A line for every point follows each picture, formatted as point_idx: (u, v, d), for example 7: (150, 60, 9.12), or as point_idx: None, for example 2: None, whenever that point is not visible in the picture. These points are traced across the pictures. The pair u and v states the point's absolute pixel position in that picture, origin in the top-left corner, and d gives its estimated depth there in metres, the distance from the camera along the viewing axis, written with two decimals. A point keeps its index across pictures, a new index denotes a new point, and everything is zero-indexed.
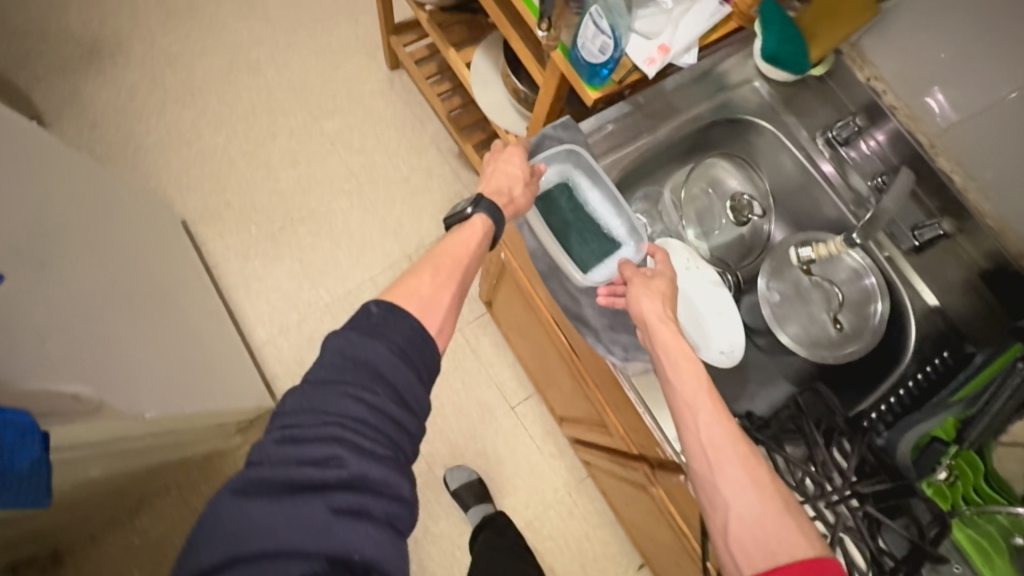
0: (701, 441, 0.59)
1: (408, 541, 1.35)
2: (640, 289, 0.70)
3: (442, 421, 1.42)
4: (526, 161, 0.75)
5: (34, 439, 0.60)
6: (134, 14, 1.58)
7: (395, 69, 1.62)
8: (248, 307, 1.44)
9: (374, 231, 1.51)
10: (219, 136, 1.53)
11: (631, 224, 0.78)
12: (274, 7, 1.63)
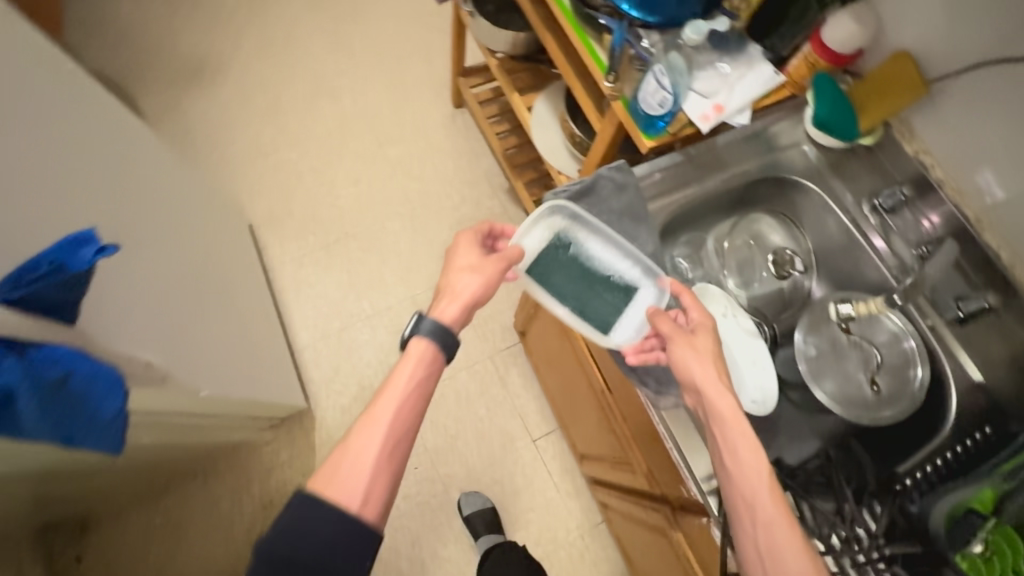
0: (747, 508, 0.61)
1: (415, 561, 1.35)
2: (677, 347, 0.71)
3: (463, 444, 1.43)
4: (471, 245, 0.76)
5: (116, 390, 0.59)
6: (236, 40, 1.78)
7: (459, 107, 1.75)
8: (296, 310, 1.52)
9: (421, 253, 1.59)
10: (294, 152, 1.67)
11: (644, 267, 0.80)
12: (358, 44, 1.81)
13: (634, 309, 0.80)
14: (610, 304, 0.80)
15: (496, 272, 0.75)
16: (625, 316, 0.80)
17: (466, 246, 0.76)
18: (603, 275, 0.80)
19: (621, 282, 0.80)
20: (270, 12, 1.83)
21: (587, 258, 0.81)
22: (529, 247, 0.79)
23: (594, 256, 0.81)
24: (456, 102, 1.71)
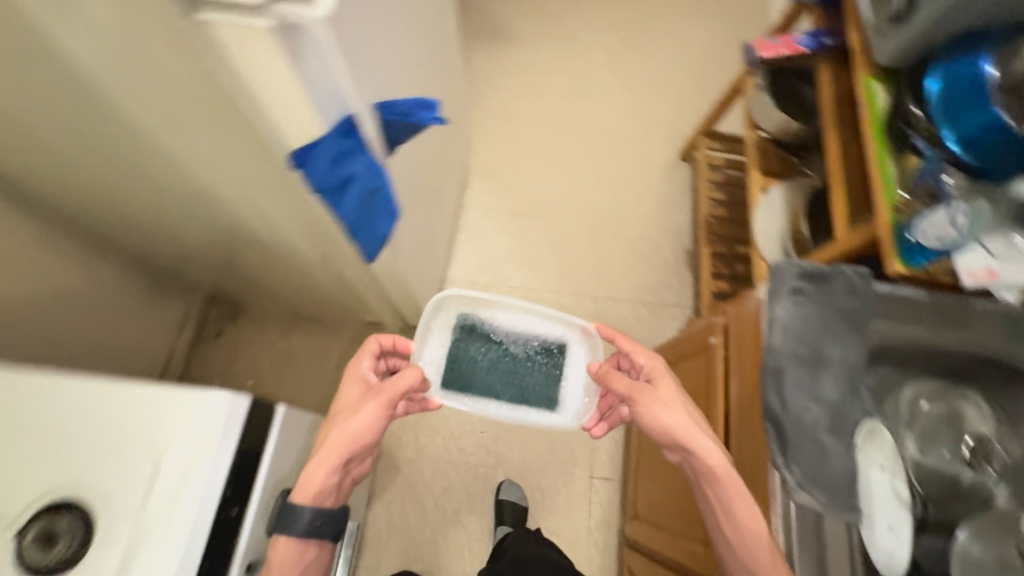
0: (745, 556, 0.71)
1: (437, 508, 1.40)
2: (651, 400, 0.81)
3: (530, 440, 1.48)
4: (364, 406, 0.78)
5: (388, 211, 0.74)
6: (537, 18, 2.00)
7: (683, 160, 1.82)
8: (463, 250, 1.69)
9: (584, 262, 1.68)
10: (530, 127, 1.84)
11: (523, 315, 0.95)
12: (629, 67, 1.95)
13: (568, 365, 0.95)
14: (545, 372, 0.93)
15: (393, 391, 0.78)
16: (563, 375, 0.94)
17: (363, 367, 0.87)
18: (529, 347, 0.94)
19: (540, 346, 0.95)
20: (574, 8, 2.03)
21: (492, 328, 0.94)
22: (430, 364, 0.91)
23: (500, 328, 0.94)
24: (684, 154, 1.78)
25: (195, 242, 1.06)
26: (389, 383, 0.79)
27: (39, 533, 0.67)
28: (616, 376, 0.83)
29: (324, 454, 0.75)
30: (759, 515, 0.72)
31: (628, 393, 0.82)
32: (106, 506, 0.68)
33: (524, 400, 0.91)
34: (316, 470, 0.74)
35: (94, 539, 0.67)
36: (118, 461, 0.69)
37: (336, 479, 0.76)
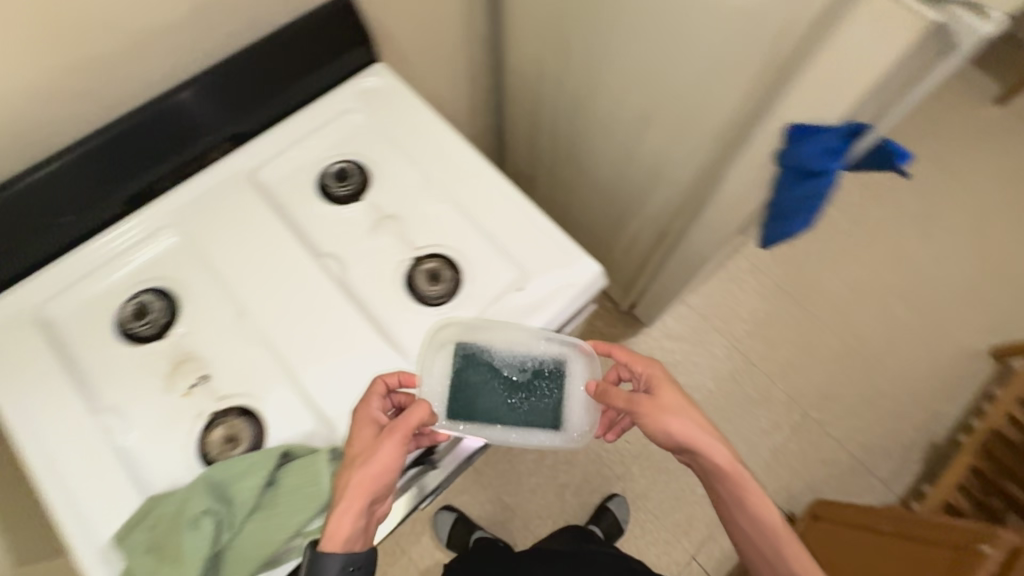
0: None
1: (551, 473, 1.53)
2: (376, 479, 0.60)
3: (659, 485, 1.52)
4: (380, 438, 0.61)
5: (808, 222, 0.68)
6: (924, 143, 1.92)
7: (991, 355, 1.69)
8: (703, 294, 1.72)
9: (819, 381, 1.66)
10: (847, 233, 1.80)
11: (530, 347, 0.73)
12: (997, 244, 1.82)
13: (571, 387, 0.73)
14: (542, 396, 0.72)
15: (409, 428, 0.62)
16: (565, 395, 0.73)
17: (373, 408, 0.64)
18: (513, 373, 0.72)
19: (530, 367, 0.72)
20: (971, 154, 1.91)
21: (492, 350, 0.72)
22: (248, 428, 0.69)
23: (500, 352, 0.72)
24: (997, 354, 1.66)
25: (569, 137, 1.21)
26: (364, 459, 0.60)
27: (410, 262, 0.78)
28: (415, 416, 0.62)
29: (349, 500, 0.59)
30: (769, 501, 0.70)
31: (370, 454, 0.60)
32: (482, 278, 0.77)
33: (530, 421, 0.71)
34: (343, 526, 0.59)
35: (467, 295, 0.76)
36: (482, 257, 0.78)
37: (363, 522, 0.60)
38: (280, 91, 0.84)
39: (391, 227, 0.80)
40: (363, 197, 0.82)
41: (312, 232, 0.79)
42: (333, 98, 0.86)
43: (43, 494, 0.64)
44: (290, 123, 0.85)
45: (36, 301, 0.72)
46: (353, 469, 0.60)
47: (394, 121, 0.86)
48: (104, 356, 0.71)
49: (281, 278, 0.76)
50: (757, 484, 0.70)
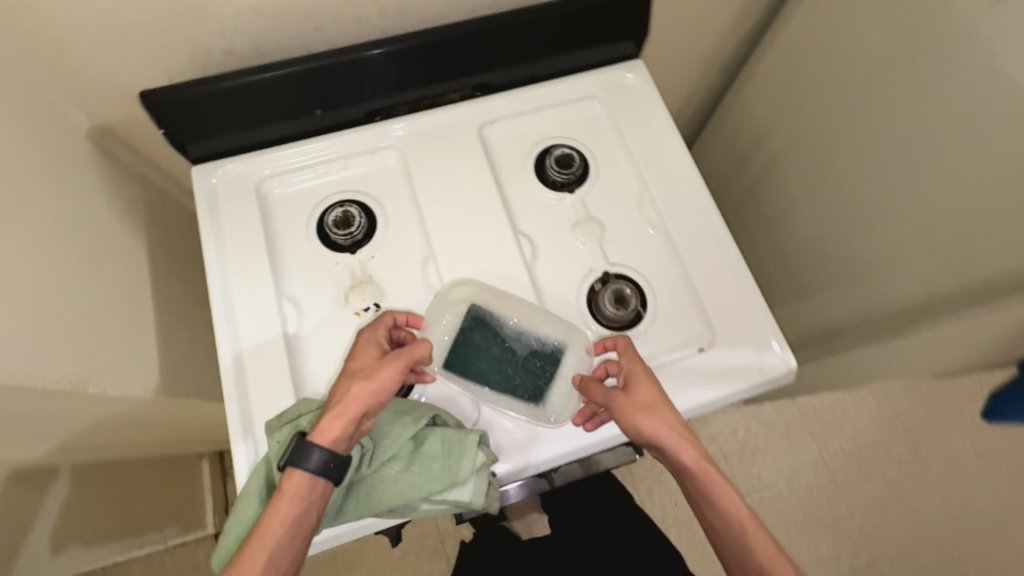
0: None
1: None
2: (371, 395, 0.60)
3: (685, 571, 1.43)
4: (375, 352, 0.64)
5: None
6: None
7: None
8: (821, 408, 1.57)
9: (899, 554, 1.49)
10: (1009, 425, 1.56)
11: (551, 334, 0.69)
12: None
13: (563, 375, 0.69)
14: (534, 374, 0.68)
15: (413, 356, 0.62)
16: (555, 377, 0.68)
17: (378, 333, 0.65)
18: (521, 348, 0.69)
19: (534, 346, 0.69)
20: None
21: (507, 318, 0.69)
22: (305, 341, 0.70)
23: (512, 319, 0.69)
24: None
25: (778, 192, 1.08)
26: (367, 374, 0.61)
27: (600, 275, 0.74)
28: (420, 350, 0.63)
29: (343, 405, 0.59)
30: (737, 495, 0.62)
31: (366, 372, 0.61)
32: (666, 321, 0.73)
33: (512, 392, 0.67)
34: (332, 431, 0.58)
35: (645, 335, 0.72)
36: (673, 302, 0.74)
37: (352, 432, 0.59)
38: (542, 60, 0.80)
39: (593, 230, 0.76)
40: (578, 191, 0.78)
41: (515, 206, 0.77)
42: (583, 81, 0.83)
43: (218, 353, 0.68)
44: (539, 91, 0.82)
45: (264, 172, 0.75)
46: (356, 382, 0.61)
47: (636, 126, 0.82)
48: (302, 248, 0.74)
49: (475, 241, 0.74)
50: (735, 490, 0.62)
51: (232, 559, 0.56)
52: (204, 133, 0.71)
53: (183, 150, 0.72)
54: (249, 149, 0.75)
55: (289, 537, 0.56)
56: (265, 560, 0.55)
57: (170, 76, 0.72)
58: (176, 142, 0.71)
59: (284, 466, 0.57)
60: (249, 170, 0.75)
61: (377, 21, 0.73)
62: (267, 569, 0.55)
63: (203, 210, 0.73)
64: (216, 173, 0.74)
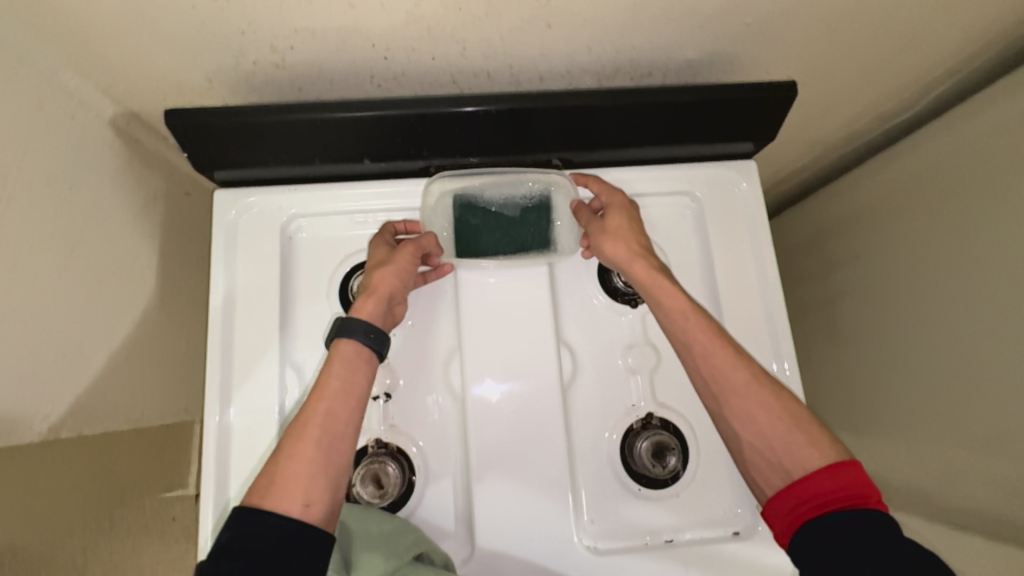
0: (736, 421, 0.54)
1: None
2: (394, 271, 0.60)
3: None
4: (389, 239, 0.64)
5: None
6: None
7: None
8: None
9: None
10: None
11: (526, 181, 0.66)
12: None
13: (562, 217, 0.66)
14: (537, 222, 0.65)
15: (423, 244, 0.62)
16: (556, 222, 0.66)
17: (386, 233, 0.65)
18: (512, 213, 0.65)
19: (524, 203, 0.65)
20: None
21: (478, 186, 0.65)
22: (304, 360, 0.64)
23: (487, 182, 0.65)
24: None
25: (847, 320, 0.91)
26: (385, 256, 0.61)
27: (642, 417, 0.65)
28: (429, 239, 0.62)
29: (370, 287, 0.59)
30: (679, 289, 0.59)
31: (386, 254, 0.61)
32: (703, 491, 0.63)
33: (524, 250, 0.65)
34: (366, 310, 0.57)
35: (677, 499, 0.63)
36: (718, 469, 0.64)
37: (382, 313, 0.59)
38: (633, 144, 0.68)
39: (646, 359, 0.66)
40: (641, 308, 0.67)
41: (566, 311, 0.67)
42: (677, 176, 0.71)
43: (204, 413, 0.61)
44: (622, 178, 0.70)
45: (293, 210, 0.66)
46: (381, 261, 0.61)
47: (725, 246, 0.70)
48: (319, 309, 0.65)
49: (512, 345, 0.64)
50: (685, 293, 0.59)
51: (295, 419, 0.52)
52: (233, 160, 0.62)
53: (206, 172, 0.64)
54: (283, 183, 0.66)
55: (345, 394, 0.53)
56: (321, 428, 0.51)
57: (209, 78, 0.62)
58: (201, 164, 0.62)
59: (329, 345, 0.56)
60: (279, 206, 0.66)
61: (454, 59, 0.62)
62: (325, 423, 0.52)
63: (218, 244, 0.64)
64: (241, 203, 0.65)
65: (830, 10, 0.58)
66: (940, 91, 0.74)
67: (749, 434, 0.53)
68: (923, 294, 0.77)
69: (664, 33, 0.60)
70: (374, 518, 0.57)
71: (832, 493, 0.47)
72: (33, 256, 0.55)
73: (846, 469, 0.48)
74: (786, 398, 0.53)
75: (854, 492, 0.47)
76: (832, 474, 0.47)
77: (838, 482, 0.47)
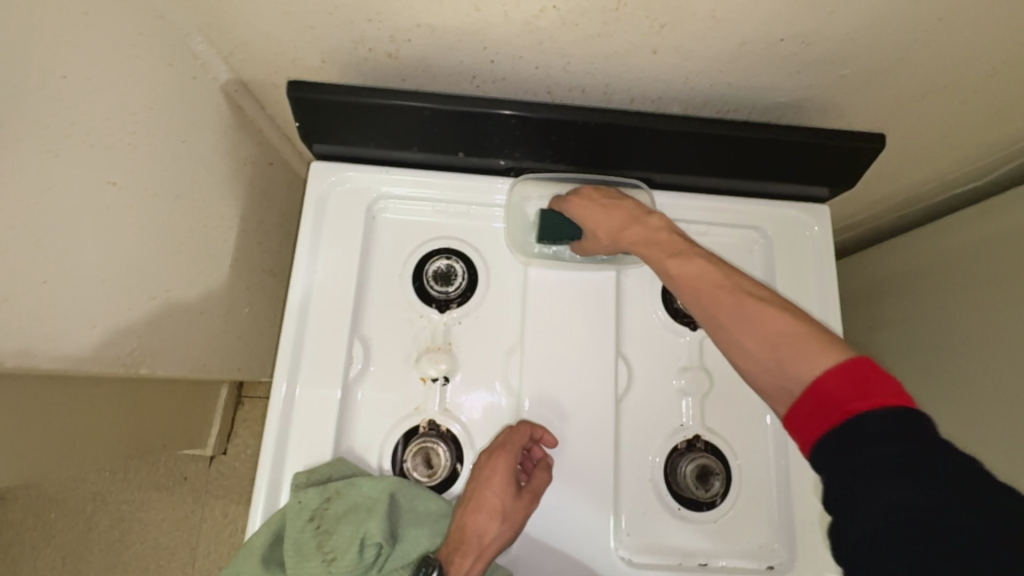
0: (732, 348, 0.49)
1: None
2: (483, 515, 0.58)
3: None
4: (486, 496, 0.59)
5: None
6: None
7: None
8: None
9: None
10: None
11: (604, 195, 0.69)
12: None
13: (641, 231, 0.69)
14: None
15: (537, 492, 0.60)
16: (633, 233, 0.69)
17: (515, 445, 0.60)
18: None
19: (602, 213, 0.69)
20: None
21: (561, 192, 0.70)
22: (372, 332, 0.66)
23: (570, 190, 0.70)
24: None
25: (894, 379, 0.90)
26: (478, 479, 0.60)
27: (688, 438, 0.66)
28: (523, 438, 0.61)
29: (471, 535, 0.57)
30: (654, 241, 0.58)
31: (479, 478, 0.60)
32: (742, 520, 0.64)
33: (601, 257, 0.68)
34: (463, 570, 0.56)
35: (715, 524, 0.64)
36: (758, 501, 0.65)
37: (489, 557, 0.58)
38: (712, 173, 0.70)
39: (700, 382, 0.67)
40: (699, 332, 0.69)
41: (626, 323, 0.69)
42: (751, 211, 0.73)
43: (274, 370, 0.63)
44: (697, 205, 0.72)
45: (381, 191, 0.69)
46: (466, 510, 0.58)
47: (787, 285, 0.71)
48: (392, 287, 0.68)
49: (570, 348, 0.65)
50: (665, 246, 0.56)
51: None
52: (337, 136, 0.66)
53: (308, 143, 0.67)
54: (377, 163, 0.70)
55: None
56: None
57: (322, 60, 0.65)
58: (306, 135, 0.66)
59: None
60: (370, 185, 0.69)
61: (556, 72, 0.64)
62: None
63: (308, 212, 0.67)
64: (336, 176, 0.69)
65: (928, 71, 0.60)
66: (1017, 166, 0.75)
67: (745, 361, 0.48)
68: (970, 357, 0.76)
69: (763, 73, 0.62)
70: (420, 504, 0.59)
71: (848, 397, 0.40)
72: (143, 202, 0.58)
73: (859, 369, 0.41)
74: (776, 307, 0.47)
75: (870, 391, 0.39)
76: (844, 376, 0.41)
77: (854, 385, 0.40)
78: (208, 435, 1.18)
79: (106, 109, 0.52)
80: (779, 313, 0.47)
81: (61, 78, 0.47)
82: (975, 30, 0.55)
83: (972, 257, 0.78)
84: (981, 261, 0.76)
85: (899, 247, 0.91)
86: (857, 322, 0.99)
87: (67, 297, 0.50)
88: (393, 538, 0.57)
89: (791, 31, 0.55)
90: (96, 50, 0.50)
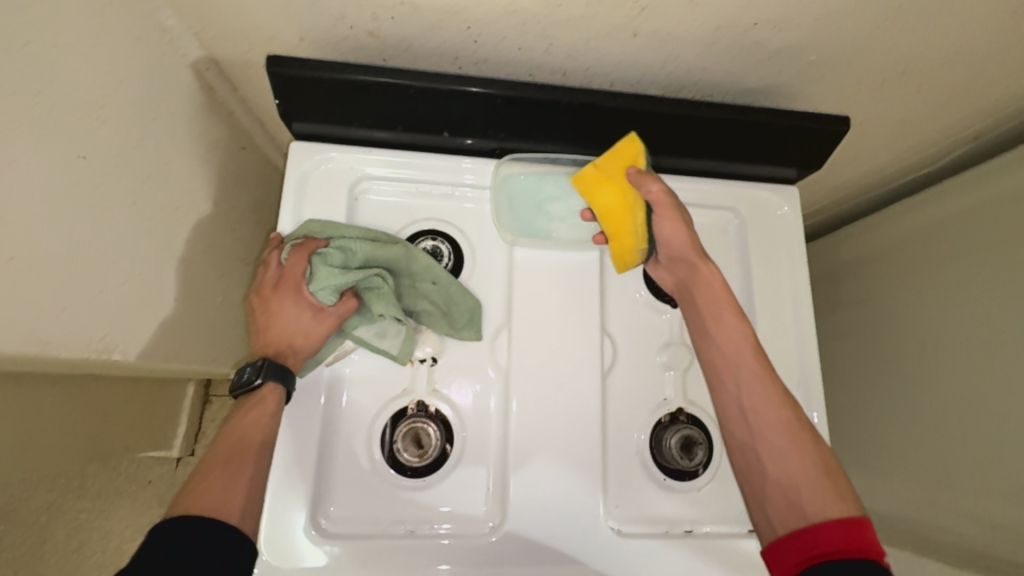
0: (762, 459, 0.55)
1: None
2: (282, 331, 0.58)
3: None
4: (271, 279, 0.60)
5: None
6: None
7: None
8: None
9: None
10: None
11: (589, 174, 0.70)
12: None
13: None
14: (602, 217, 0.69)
15: (299, 267, 0.60)
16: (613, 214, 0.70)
17: (279, 244, 0.62)
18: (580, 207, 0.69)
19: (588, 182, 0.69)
20: None
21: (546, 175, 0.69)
22: None
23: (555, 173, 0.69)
24: None
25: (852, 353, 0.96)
26: (264, 299, 0.60)
27: (671, 411, 0.68)
28: (298, 266, 0.60)
29: (270, 308, 0.59)
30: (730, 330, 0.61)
31: (265, 313, 0.59)
32: (724, 488, 0.67)
33: (586, 242, 0.69)
34: (271, 335, 0.58)
35: (699, 491, 0.66)
36: (736, 470, 0.67)
37: (292, 324, 0.59)
38: (690, 157, 0.72)
39: (682, 357, 0.69)
40: (679, 308, 0.71)
41: (611, 303, 0.70)
42: (725, 192, 0.76)
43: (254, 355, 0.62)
44: (674, 186, 0.75)
45: (365, 171, 0.68)
46: (263, 339, 0.59)
47: (760, 263, 0.75)
48: None
49: (558, 327, 0.66)
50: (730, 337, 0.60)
51: None
52: (319, 115, 0.65)
53: (287, 123, 0.66)
54: (360, 143, 0.69)
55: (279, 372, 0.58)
56: (274, 397, 0.56)
57: (301, 37, 0.63)
58: (285, 113, 0.65)
59: (252, 386, 0.55)
60: (352, 165, 0.68)
61: (539, 54, 0.65)
62: (282, 353, 0.58)
63: (289, 193, 0.66)
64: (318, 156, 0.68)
65: (887, 59, 0.64)
66: (960, 151, 0.81)
67: (772, 470, 0.54)
68: (924, 328, 0.82)
69: (736, 59, 0.65)
70: (351, 243, 0.61)
71: (832, 543, 0.46)
72: (113, 180, 0.55)
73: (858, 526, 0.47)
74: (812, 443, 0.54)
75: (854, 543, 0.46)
76: (835, 526, 0.47)
77: (842, 532, 0.47)
78: (173, 434, 1.13)
79: (73, 79, 0.49)
80: (817, 455, 0.54)
81: (25, 43, 0.44)
82: (929, 21, 0.59)
83: (924, 238, 0.84)
84: (934, 240, 0.82)
85: (857, 232, 0.97)
86: (819, 304, 1.04)
87: (33, 277, 0.47)
88: (331, 266, 0.60)
89: (764, 17, 0.58)
90: (61, 16, 0.47)
